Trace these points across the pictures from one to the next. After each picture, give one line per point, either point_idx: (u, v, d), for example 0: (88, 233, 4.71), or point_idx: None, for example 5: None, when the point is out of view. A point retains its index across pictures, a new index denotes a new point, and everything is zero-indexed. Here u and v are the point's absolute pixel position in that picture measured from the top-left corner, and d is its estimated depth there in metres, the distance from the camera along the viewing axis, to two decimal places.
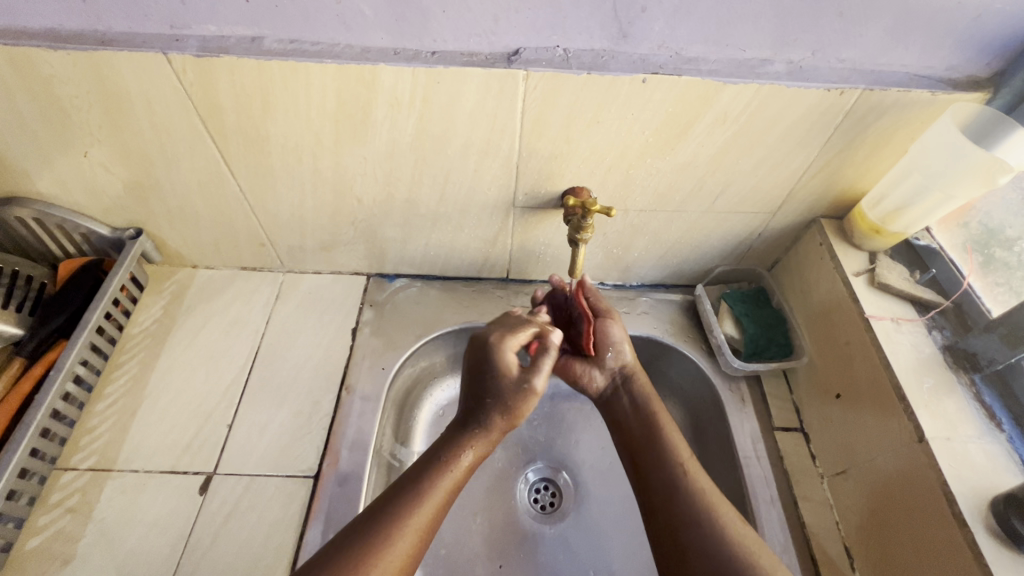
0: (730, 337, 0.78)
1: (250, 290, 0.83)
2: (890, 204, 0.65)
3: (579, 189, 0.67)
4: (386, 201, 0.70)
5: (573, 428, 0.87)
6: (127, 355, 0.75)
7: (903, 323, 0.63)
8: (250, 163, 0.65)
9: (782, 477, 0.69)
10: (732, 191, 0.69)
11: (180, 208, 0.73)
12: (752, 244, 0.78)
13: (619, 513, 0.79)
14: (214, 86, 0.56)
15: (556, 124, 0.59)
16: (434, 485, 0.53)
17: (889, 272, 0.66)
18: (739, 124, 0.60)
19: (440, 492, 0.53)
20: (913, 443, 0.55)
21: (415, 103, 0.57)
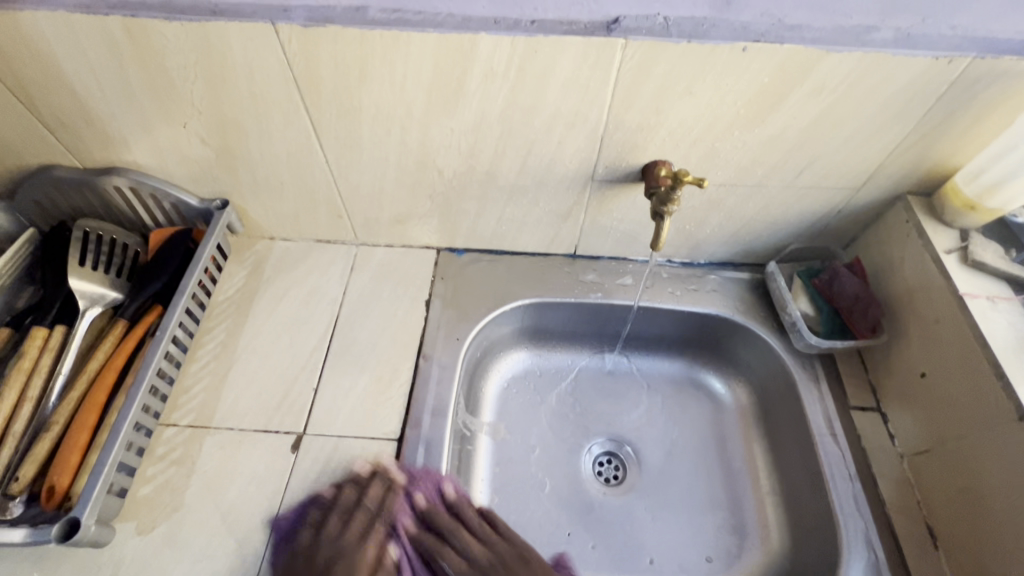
0: (806, 314, 0.76)
1: (326, 261, 0.85)
2: (988, 179, 0.63)
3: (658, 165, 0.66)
4: (466, 173, 0.71)
5: (636, 404, 0.87)
6: (215, 320, 0.78)
7: (999, 301, 0.61)
8: (339, 134, 0.67)
9: (860, 455, 0.68)
10: (817, 165, 0.67)
11: (266, 179, 0.75)
12: (830, 221, 0.76)
13: (684, 487, 0.80)
14: (317, 58, 0.57)
15: (647, 95, 0.59)
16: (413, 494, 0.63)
17: (983, 249, 0.65)
18: (836, 94, 0.58)
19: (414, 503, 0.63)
20: (1012, 422, 0.55)
21: (510, 73, 0.58)
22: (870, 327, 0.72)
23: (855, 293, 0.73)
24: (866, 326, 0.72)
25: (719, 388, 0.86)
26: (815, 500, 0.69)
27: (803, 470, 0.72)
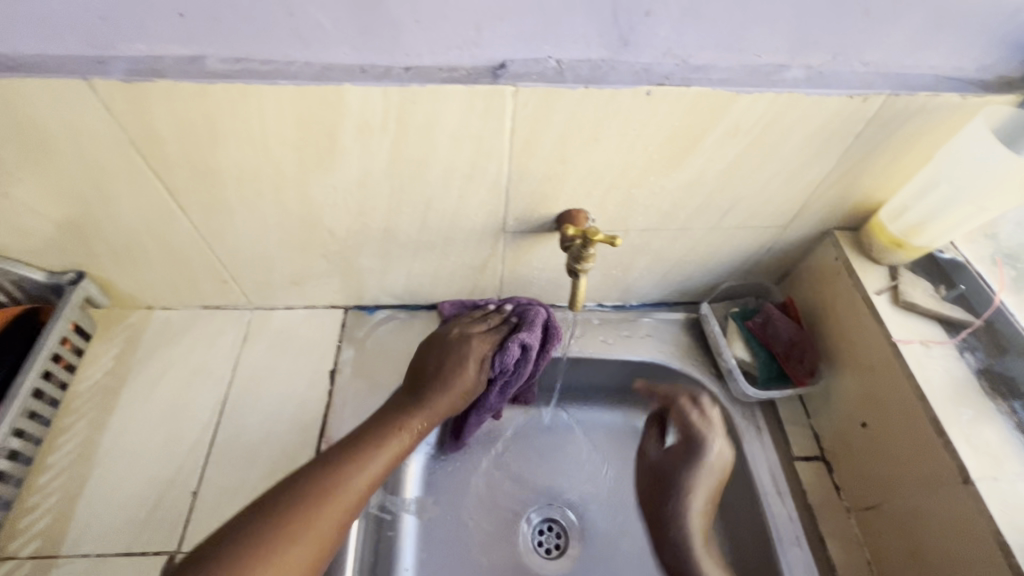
0: (743, 360, 0.71)
1: (214, 331, 0.74)
2: (913, 218, 0.60)
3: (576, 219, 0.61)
4: (361, 231, 0.63)
5: (575, 462, 0.80)
6: (73, 416, 0.66)
7: (932, 345, 0.58)
8: (201, 197, 0.57)
9: (808, 514, 0.63)
10: (741, 206, 0.63)
11: (126, 248, 0.64)
12: (761, 259, 0.72)
13: (629, 553, 0.73)
14: (151, 117, 0.48)
15: (549, 144, 0.53)
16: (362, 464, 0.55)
17: (913, 288, 0.61)
18: (752, 136, 0.54)
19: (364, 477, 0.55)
20: (957, 484, 0.50)
21: (388, 126, 0.50)
22: (808, 372, 0.68)
23: (790, 337, 0.69)
24: (803, 371, 0.68)
25: None
26: (759, 567, 0.64)
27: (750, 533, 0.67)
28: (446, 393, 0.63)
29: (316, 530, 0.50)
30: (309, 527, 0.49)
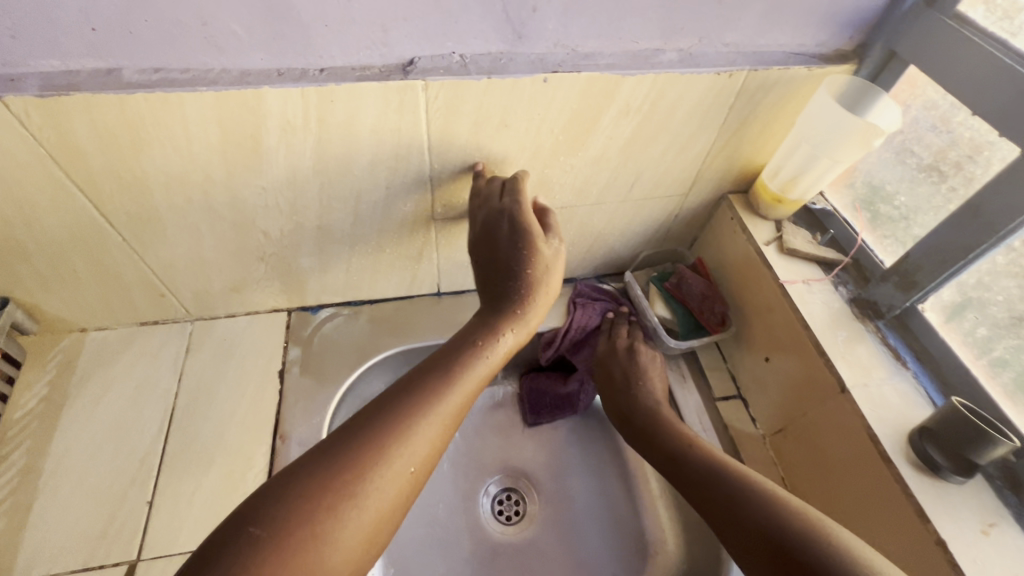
0: (664, 318, 0.78)
1: (154, 346, 0.74)
2: (787, 174, 0.69)
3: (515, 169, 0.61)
4: (296, 230, 0.66)
5: (528, 433, 0.85)
6: (10, 445, 0.65)
7: (813, 283, 0.67)
8: (130, 208, 0.58)
9: (729, 444, 0.72)
10: (645, 177, 0.70)
11: (53, 269, 0.63)
12: (671, 225, 0.80)
13: (582, 509, 0.79)
14: (70, 129, 0.49)
15: (464, 132, 0.58)
16: (423, 410, 0.47)
17: (794, 237, 0.70)
18: (642, 114, 0.61)
19: (433, 422, 0.47)
20: (836, 393, 0.60)
21: (310, 125, 0.53)
22: (719, 321, 0.77)
23: (702, 292, 0.78)
24: (715, 321, 0.77)
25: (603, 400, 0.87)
26: None
27: None
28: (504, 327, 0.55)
29: (364, 506, 0.41)
30: (367, 487, 0.42)
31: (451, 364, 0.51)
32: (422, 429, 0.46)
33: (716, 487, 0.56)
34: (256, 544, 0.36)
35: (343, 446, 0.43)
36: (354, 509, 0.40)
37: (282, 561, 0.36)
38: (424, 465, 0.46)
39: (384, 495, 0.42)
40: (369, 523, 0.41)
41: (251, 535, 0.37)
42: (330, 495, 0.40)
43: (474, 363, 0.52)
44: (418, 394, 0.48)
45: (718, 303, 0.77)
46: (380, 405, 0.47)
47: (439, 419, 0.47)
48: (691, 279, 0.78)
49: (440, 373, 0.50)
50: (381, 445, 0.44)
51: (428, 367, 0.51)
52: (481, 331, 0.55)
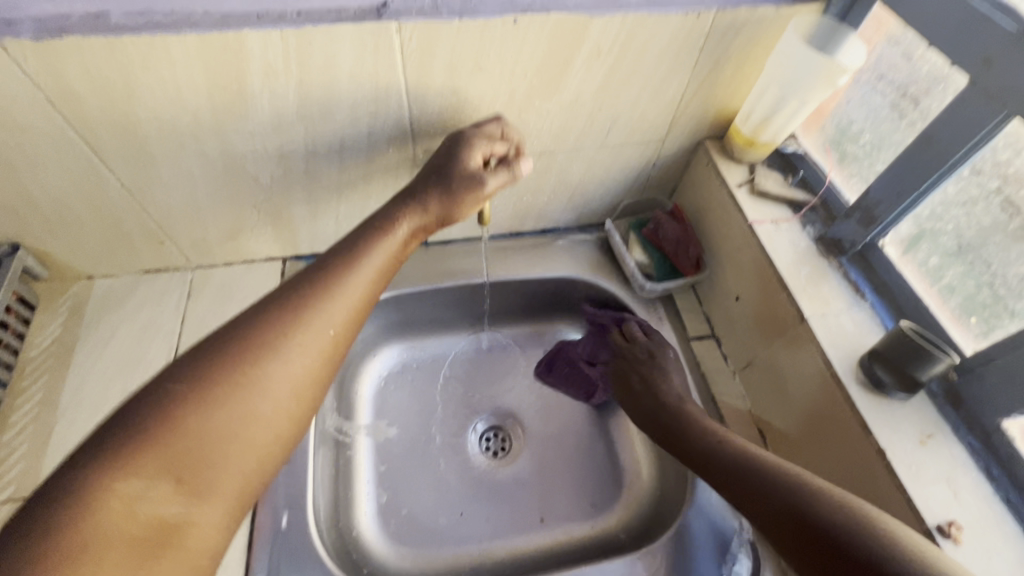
0: (640, 263, 0.82)
1: (157, 292, 0.78)
2: (758, 117, 0.71)
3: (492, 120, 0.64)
4: (285, 176, 0.69)
5: (515, 375, 0.89)
6: (29, 379, 0.70)
7: (781, 224, 0.70)
8: (126, 152, 0.61)
9: (701, 379, 0.76)
10: (621, 123, 0.72)
11: (58, 215, 0.67)
12: (650, 173, 0.82)
13: (565, 445, 0.83)
14: (65, 73, 0.52)
15: (439, 75, 0.60)
16: (326, 303, 0.51)
17: (766, 179, 0.73)
18: (613, 56, 0.63)
19: (333, 315, 0.51)
20: (797, 323, 0.63)
21: (291, 68, 0.56)
22: (694, 265, 0.80)
23: (677, 237, 0.80)
24: (690, 264, 0.80)
25: None
26: None
27: None
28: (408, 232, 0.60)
29: (262, 392, 0.45)
30: (265, 372, 0.45)
31: (356, 249, 0.55)
32: (322, 322, 0.49)
33: (764, 484, 0.52)
34: (172, 401, 0.41)
35: (249, 325, 0.47)
36: (265, 374, 0.45)
37: (159, 464, 0.39)
38: (322, 364, 0.49)
39: (286, 381, 0.46)
40: (286, 386, 0.46)
41: (168, 395, 0.41)
42: (224, 377, 0.44)
43: (377, 248, 0.56)
44: (305, 291, 0.51)
45: (693, 248, 0.80)
46: (282, 290, 0.51)
47: (341, 313, 0.51)
48: (670, 226, 0.80)
49: (342, 258, 0.54)
50: (282, 328, 0.47)
51: (332, 253, 0.55)
52: (391, 217, 0.59)
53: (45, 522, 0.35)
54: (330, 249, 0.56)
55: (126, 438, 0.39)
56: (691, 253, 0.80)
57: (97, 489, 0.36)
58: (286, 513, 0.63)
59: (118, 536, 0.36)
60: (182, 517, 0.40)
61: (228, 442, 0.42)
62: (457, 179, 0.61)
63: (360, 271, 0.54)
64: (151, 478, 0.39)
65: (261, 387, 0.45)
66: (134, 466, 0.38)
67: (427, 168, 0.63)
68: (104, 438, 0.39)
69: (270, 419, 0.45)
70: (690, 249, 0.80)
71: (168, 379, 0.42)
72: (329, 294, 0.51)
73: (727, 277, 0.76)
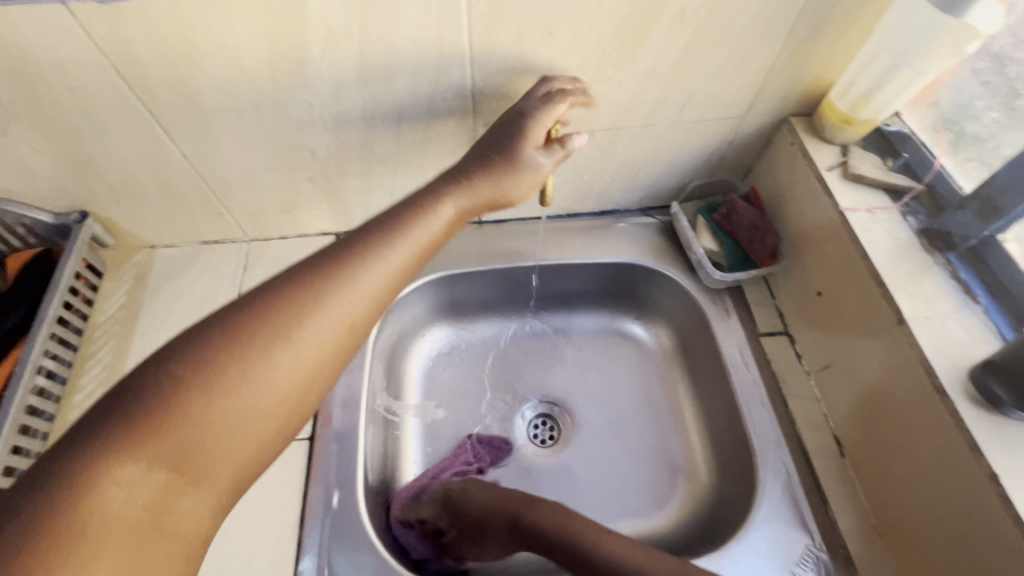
0: (710, 251, 0.76)
1: (215, 263, 0.79)
2: (858, 91, 0.63)
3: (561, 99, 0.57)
4: (341, 149, 0.67)
5: (566, 361, 0.85)
6: (97, 344, 0.72)
7: (878, 212, 0.62)
8: (186, 122, 0.60)
9: (771, 379, 0.70)
10: (698, 97, 0.66)
11: (123, 184, 0.68)
12: (724, 153, 0.76)
13: (617, 436, 0.79)
14: (129, 38, 0.51)
15: (506, 41, 0.56)
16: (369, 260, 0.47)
17: (861, 162, 0.65)
18: (698, 20, 0.56)
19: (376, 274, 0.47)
20: (893, 326, 0.56)
21: (352, 33, 0.53)
22: (769, 255, 0.74)
23: (752, 224, 0.74)
24: (766, 254, 0.74)
25: (642, 334, 0.86)
26: (731, 428, 0.72)
27: (721, 403, 0.74)
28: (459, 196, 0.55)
29: (298, 348, 0.41)
30: (300, 329, 0.42)
31: (376, 234, 0.48)
32: (362, 279, 0.46)
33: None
34: (175, 381, 0.37)
35: (261, 298, 0.42)
36: (274, 364, 0.40)
37: (178, 416, 0.37)
38: (361, 321, 0.45)
39: (320, 342, 0.43)
40: (299, 371, 0.41)
41: (171, 376, 0.37)
42: (261, 326, 0.41)
43: (409, 231, 0.50)
44: (349, 248, 0.47)
45: (770, 235, 0.73)
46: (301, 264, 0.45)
47: (382, 275, 0.47)
48: (744, 211, 0.74)
49: (367, 236, 0.48)
50: (319, 280, 0.44)
51: (364, 230, 0.49)
52: (427, 196, 0.54)
53: (39, 507, 0.32)
54: (366, 223, 0.50)
55: (123, 417, 0.35)
56: (767, 241, 0.73)
57: (92, 470, 0.34)
58: (337, 492, 0.63)
59: (102, 522, 0.33)
60: (183, 498, 0.37)
61: (236, 427, 0.39)
62: (499, 151, 0.57)
63: (384, 256, 0.48)
64: (150, 464, 0.35)
65: (292, 343, 0.41)
66: (130, 448, 0.35)
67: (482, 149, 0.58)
68: (92, 421, 0.35)
69: (302, 378, 0.42)
70: (766, 237, 0.74)
71: (169, 356, 0.38)
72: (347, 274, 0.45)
73: (807, 270, 0.69)
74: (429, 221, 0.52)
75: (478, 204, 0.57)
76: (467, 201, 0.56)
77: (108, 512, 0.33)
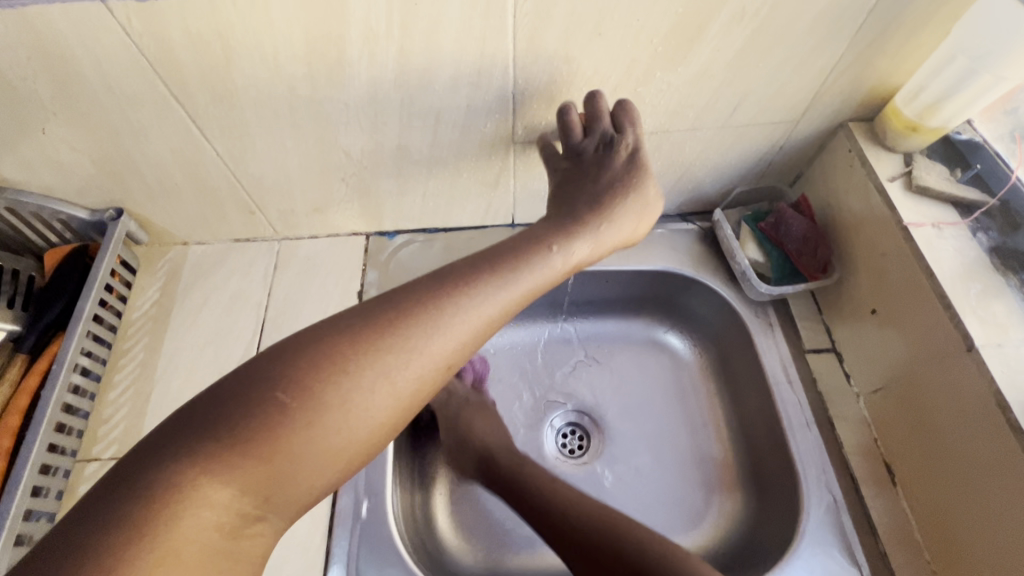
0: (755, 262, 0.72)
1: (246, 262, 0.79)
2: (928, 98, 0.59)
3: (630, 117, 0.60)
4: (375, 150, 0.65)
5: (597, 370, 0.83)
6: (130, 341, 0.73)
7: (944, 227, 0.59)
8: (222, 121, 0.59)
9: (816, 399, 0.67)
10: (751, 101, 0.62)
11: (158, 182, 0.67)
12: (773, 159, 0.72)
13: (650, 449, 0.76)
14: (167, 37, 0.50)
15: (552, 42, 0.53)
16: (465, 315, 0.46)
17: (927, 172, 0.62)
18: (758, 21, 0.53)
19: (468, 334, 0.47)
20: (961, 352, 0.53)
21: (393, 33, 0.51)
22: (820, 268, 0.70)
23: (803, 234, 0.70)
24: (816, 267, 0.70)
25: (678, 345, 0.83)
26: (772, 448, 0.69)
27: (761, 421, 0.71)
28: (558, 252, 0.55)
29: (374, 401, 0.43)
30: (375, 375, 0.43)
31: (480, 284, 0.48)
32: (456, 338, 0.46)
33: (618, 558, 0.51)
34: (282, 410, 0.40)
35: (365, 329, 0.44)
36: (350, 411, 0.42)
37: (265, 448, 0.39)
38: (429, 384, 0.46)
39: (394, 399, 0.44)
40: (387, 409, 0.43)
41: (276, 403, 0.40)
42: (347, 364, 0.42)
43: (512, 275, 0.50)
44: (450, 296, 0.46)
45: (822, 248, 0.70)
46: (396, 303, 0.45)
47: (468, 335, 0.47)
48: (796, 220, 0.70)
49: (468, 284, 0.48)
50: (412, 326, 0.45)
51: (473, 264, 0.50)
52: (524, 240, 0.54)
53: (119, 518, 0.35)
54: (471, 257, 0.51)
55: (219, 441, 0.38)
56: (817, 253, 0.70)
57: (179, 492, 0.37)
58: (366, 502, 0.62)
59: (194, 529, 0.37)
60: (252, 530, 0.40)
61: (323, 458, 0.41)
62: (586, 216, 0.59)
63: (480, 315, 0.47)
64: (235, 492, 0.39)
65: (376, 393, 0.43)
66: (218, 474, 0.38)
67: (566, 205, 0.60)
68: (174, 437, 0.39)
69: (369, 432, 0.43)
70: (815, 251, 0.70)
71: (275, 378, 0.40)
72: (451, 309, 0.46)
73: (862, 285, 0.65)
74: (518, 285, 0.50)
75: (566, 267, 0.55)
76: (564, 260, 0.55)
77: (189, 530, 0.37)
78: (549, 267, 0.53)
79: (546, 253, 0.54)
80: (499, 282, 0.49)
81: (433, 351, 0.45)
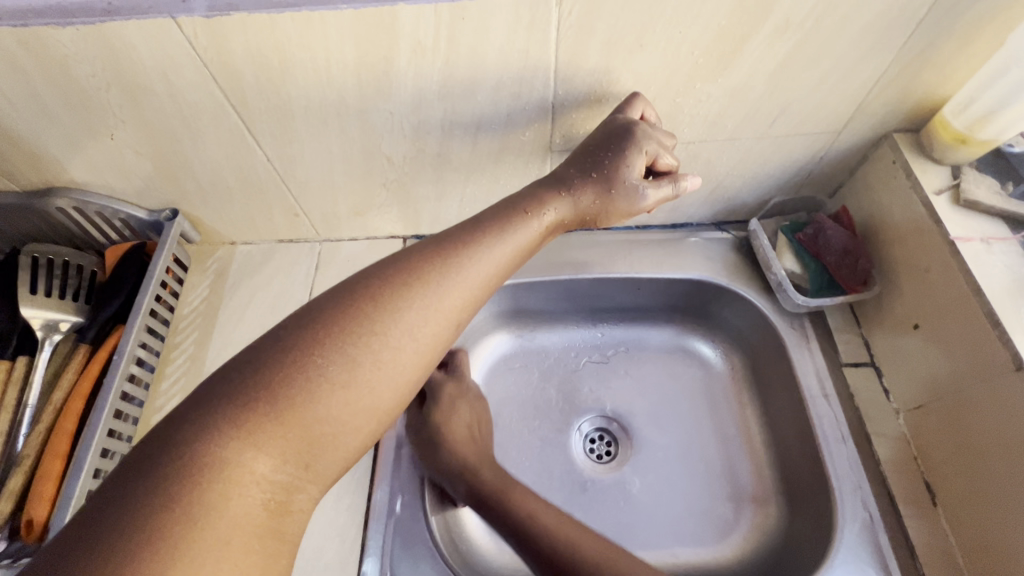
0: (792, 272, 0.72)
1: (289, 262, 0.82)
2: (978, 110, 0.57)
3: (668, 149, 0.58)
4: (417, 157, 0.67)
5: (627, 374, 0.83)
6: (182, 335, 0.76)
7: (993, 243, 0.58)
8: (274, 127, 0.62)
9: (853, 414, 0.66)
10: (791, 111, 0.62)
11: (211, 185, 0.71)
12: (813, 169, 0.71)
13: (680, 457, 0.76)
14: (228, 50, 0.52)
15: (594, 53, 0.54)
16: (471, 258, 0.48)
17: (976, 186, 0.60)
18: (804, 32, 0.53)
19: (475, 273, 0.47)
20: (1010, 371, 0.51)
21: (440, 46, 0.53)
22: (860, 281, 0.69)
23: (843, 247, 0.69)
24: (856, 280, 0.69)
25: (709, 354, 0.83)
26: (806, 462, 0.68)
27: (795, 435, 0.70)
28: (564, 202, 0.55)
29: (397, 359, 0.42)
30: (397, 327, 0.42)
31: (485, 231, 0.50)
32: (465, 278, 0.47)
33: None
34: (312, 369, 0.39)
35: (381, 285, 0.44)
36: (372, 373, 0.41)
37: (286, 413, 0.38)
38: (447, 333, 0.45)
39: (414, 350, 0.43)
40: (406, 357, 0.43)
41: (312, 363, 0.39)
42: (361, 318, 0.42)
43: (513, 231, 0.51)
44: (455, 245, 0.48)
45: (862, 260, 0.68)
46: (400, 260, 0.46)
47: (478, 278, 0.48)
48: (835, 232, 0.69)
49: (473, 232, 0.49)
50: (422, 273, 0.45)
51: (469, 225, 0.50)
52: (528, 200, 0.54)
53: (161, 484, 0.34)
54: (468, 220, 0.51)
55: (259, 406, 0.37)
56: (856, 265, 0.68)
57: (221, 461, 0.35)
58: (400, 497, 0.64)
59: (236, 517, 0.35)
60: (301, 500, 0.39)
61: (349, 420, 0.40)
62: (604, 177, 0.55)
63: (487, 255, 0.49)
64: (279, 460, 0.37)
65: (395, 339, 0.42)
66: (261, 443, 0.36)
67: (582, 162, 0.56)
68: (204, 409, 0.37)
69: (392, 391, 0.42)
70: (855, 262, 0.68)
71: (304, 340, 0.40)
72: (460, 260, 0.47)
73: (906, 299, 0.64)
74: (525, 230, 0.52)
75: (573, 215, 0.56)
76: (571, 210, 0.55)
77: (238, 509, 0.35)
78: (551, 215, 0.54)
79: (549, 204, 0.54)
80: (502, 230, 0.51)
81: (446, 294, 0.45)
